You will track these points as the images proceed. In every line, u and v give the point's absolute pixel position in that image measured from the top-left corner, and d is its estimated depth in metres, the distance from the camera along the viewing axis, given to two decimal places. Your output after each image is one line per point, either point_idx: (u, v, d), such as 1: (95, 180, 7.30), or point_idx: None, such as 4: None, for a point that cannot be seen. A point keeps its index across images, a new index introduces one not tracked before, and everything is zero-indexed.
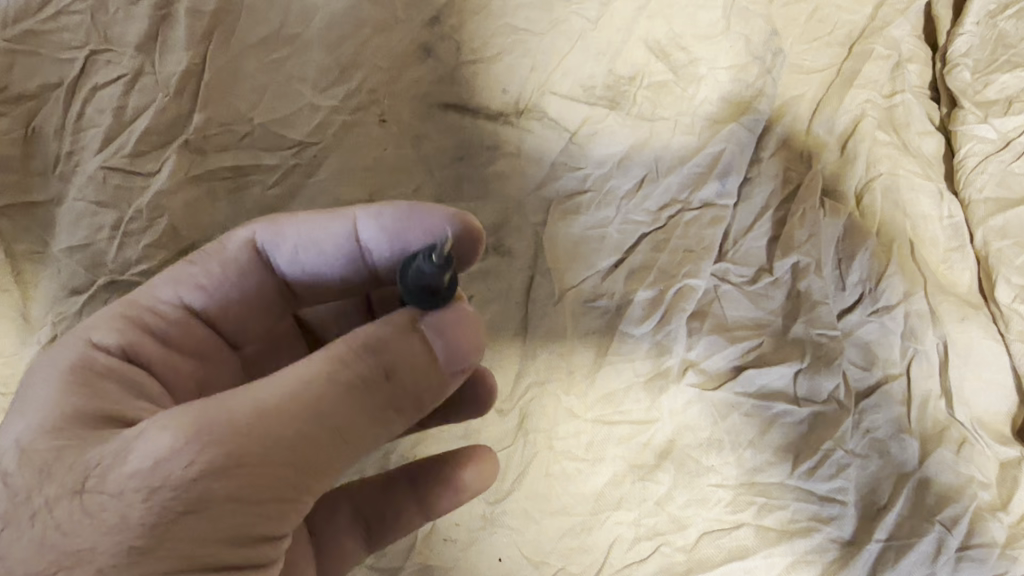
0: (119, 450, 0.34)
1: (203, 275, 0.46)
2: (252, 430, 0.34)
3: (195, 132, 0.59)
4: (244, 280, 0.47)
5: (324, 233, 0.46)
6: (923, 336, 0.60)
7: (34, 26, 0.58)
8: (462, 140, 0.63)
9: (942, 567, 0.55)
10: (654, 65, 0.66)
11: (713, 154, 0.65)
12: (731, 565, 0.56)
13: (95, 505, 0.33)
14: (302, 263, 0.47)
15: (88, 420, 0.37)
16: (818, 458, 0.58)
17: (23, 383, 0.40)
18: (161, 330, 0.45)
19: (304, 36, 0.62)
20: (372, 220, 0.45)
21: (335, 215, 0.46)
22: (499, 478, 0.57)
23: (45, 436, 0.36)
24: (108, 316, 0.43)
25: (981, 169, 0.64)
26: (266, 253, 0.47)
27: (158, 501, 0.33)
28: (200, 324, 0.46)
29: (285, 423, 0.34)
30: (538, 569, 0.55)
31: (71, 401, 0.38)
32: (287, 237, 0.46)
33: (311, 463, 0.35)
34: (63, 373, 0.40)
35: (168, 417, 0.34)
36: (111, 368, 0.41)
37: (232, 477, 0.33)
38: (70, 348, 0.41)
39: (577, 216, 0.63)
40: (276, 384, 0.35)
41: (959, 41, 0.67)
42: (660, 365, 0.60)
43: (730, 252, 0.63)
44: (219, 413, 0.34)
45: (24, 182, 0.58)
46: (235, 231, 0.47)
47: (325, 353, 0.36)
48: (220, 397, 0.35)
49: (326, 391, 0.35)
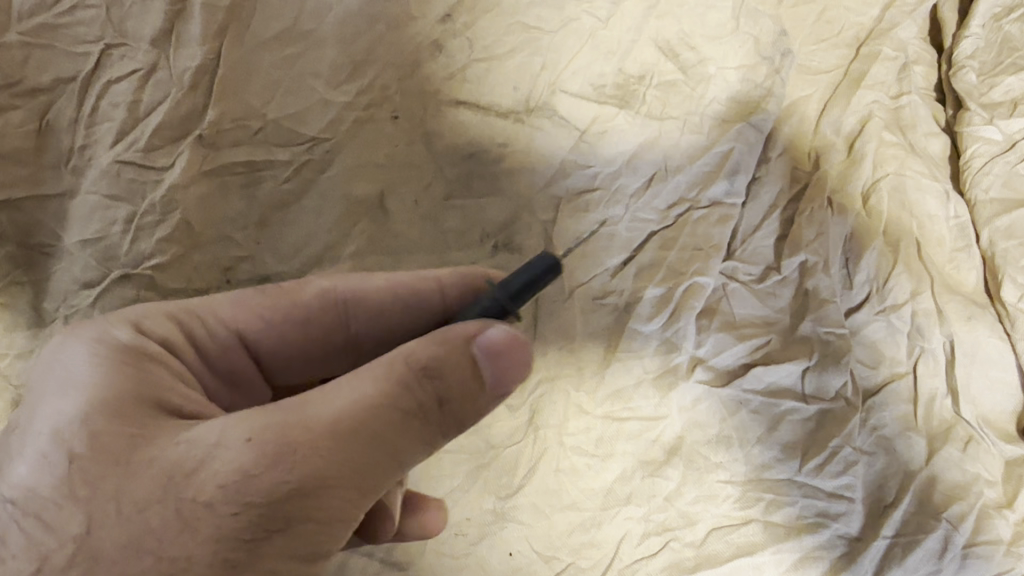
0: (202, 457, 0.36)
1: (266, 308, 0.48)
2: (331, 452, 0.36)
3: (208, 127, 0.59)
4: (312, 324, 0.49)
5: (407, 286, 0.50)
6: (930, 335, 0.61)
7: (49, 19, 0.58)
8: (472, 137, 0.64)
9: (948, 564, 0.55)
10: (663, 64, 0.66)
11: (721, 153, 0.65)
12: (739, 561, 0.56)
13: (185, 513, 0.35)
14: (380, 314, 0.50)
15: (146, 413, 0.40)
16: (827, 454, 0.58)
17: (67, 362, 0.41)
18: (197, 335, 0.47)
19: (318, 32, 0.62)
20: (454, 277, 0.51)
21: (418, 275, 0.50)
22: (510, 473, 0.58)
23: (112, 425, 0.38)
24: (157, 313, 0.46)
25: (987, 170, 0.65)
26: (342, 303, 0.49)
27: (248, 517, 0.35)
28: (240, 349, 0.48)
29: (357, 446, 0.37)
30: (549, 565, 0.56)
31: (127, 388, 0.40)
32: (360, 288, 0.50)
33: (374, 480, 0.38)
34: (113, 356, 0.42)
35: (242, 431, 0.37)
36: (159, 356, 0.43)
37: (315, 498, 0.36)
38: (120, 330, 0.43)
39: (587, 214, 0.63)
40: (346, 403, 0.37)
41: (965, 43, 0.68)
42: (669, 362, 0.60)
43: (738, 251, 0.64)
44: (301, 433, 0.36)
45: (37, 175, 0.58)
46: (312, 280, 0.49)
47: (388, 375, 0.38)
48: (295, 414, 0.37)
49: (391, 413, 0.38)
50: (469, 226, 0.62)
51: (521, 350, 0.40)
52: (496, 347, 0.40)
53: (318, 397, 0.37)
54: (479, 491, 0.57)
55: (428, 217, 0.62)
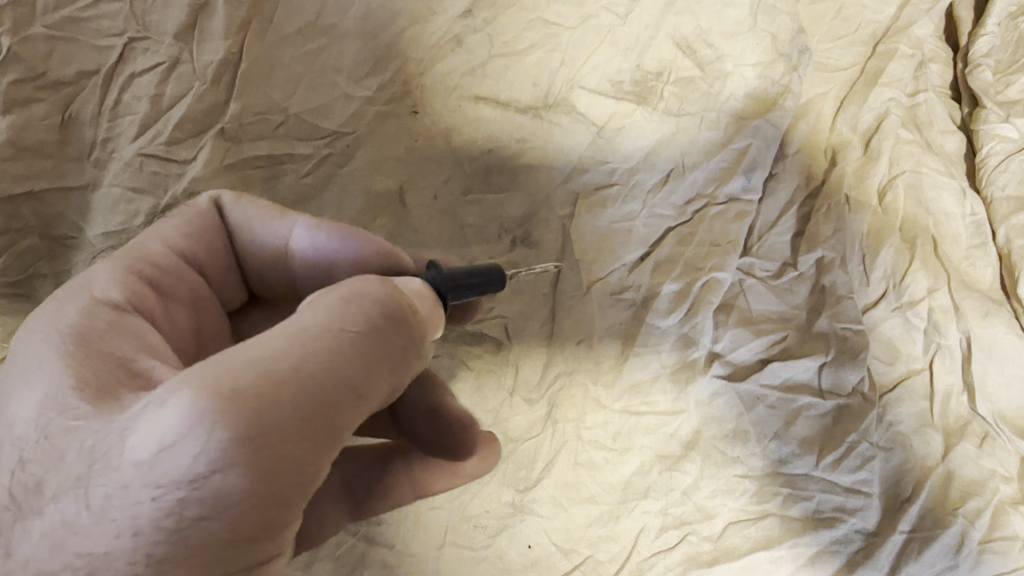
0: (122, 430, 0.33)
1: (174, 231, 0.47)
2: (262, 399, 0.32)
3: (230, 121, 0.60)
4: (210, 239, 0.48)
5: (269, 224, 0.48)
6: (947, 331, 0.61)
7: (73, 12, 0.58)
8: (490, 131, 0.64)
9: (965, 559, 0.55)
10: (681, 61, 0.67)
11: (738, 149, 0.65)
12: (757, 555, 0.56)
13: (102, 500, 0.33)
14: (251, 248, 0.49)
15: (93, 384, 0.36)
16: (843, 449, 0.58)
17: (22, 348, 0.39)
18: (157, 278, 0.45)
19: (340, 27, 0.62)
20: (309, 233, 0.48)
21: (282, 217, 0.48)
22: (528, 466, 0.58)
23: (58, 416, 0.35)
24: (110, 272, 0.42)
25: (1003, 168, 0.65)
26: (223, 219, 0.48)
27: (171, 498, 0.31)
28: (190, 269, 0.47)
29: (293, 398, 0.32)
30: (567, 557, 0.56)
31: (76, 369, 0.37)
32: (245, 211, 0.48)
33: (319, 434, 0.33)
34: (63, 337, 0.38)
35: (162, 394, 0.32)
36: (118, 321, 0.40)
37: (247, 468, 0.31)
38: (72, 304, 0.40)
39: (604, 209, 0.64)
40: (278, 343, 0.33)
41: (981, 42, 0.69)
42: (686, 357, 0.61)
43: (755, 247, 0.64)
44: (222, 387, 0.31)
45: (59, 168, 0.58)
46: (199, 195, 0.49)
47: (326, 313, 0.35)
48: (216, 366, 0.32)
49: (324, 349, 0.34)
50: (487, 221, 0.63)
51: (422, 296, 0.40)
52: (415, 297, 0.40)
53: (245, 343, 0.34)
54: (498, 484, 0.58)
55: (447, 212, 0.63)
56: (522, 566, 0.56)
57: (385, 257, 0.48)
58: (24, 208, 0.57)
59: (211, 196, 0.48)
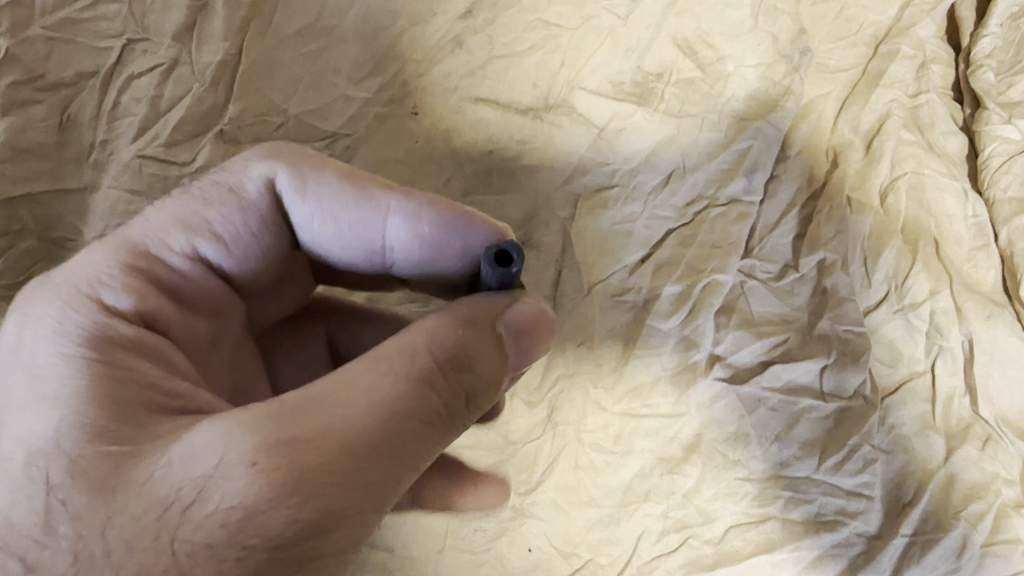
0: (204, 479, 0.32)
1: (219, 225, 0.43)
2: (353, 472, 0.33)
3: (230, 122, 0.60)
4: (261, 233, 0.44)
5: (352, 203, 0.44)
6: (949, 333, 0.60)
7: (71, 13, 0.58)
8: (490, 132, 0.64)
9: (967, 562, 0.55)
10: (682, 62, 0.66)
11: (740, 150, 0.65)
12: (758, 559, 0.56)
13: (184, 556, 0.31)
14: (331, 235, 0.45)
15: (131, 409, 0.35)
16: (846, 452, 0.58)
17: (30, 354, 0.36)
18: (175, 282, 0.42)
19: (339, 28, 0.63)
20: (405, 219, 0.44)
21: (369, 201, 0.44)
22: (528, 469, 0.58)
23: (92, 441, 0.34)
24: (115, 271, 0.40)
25: (1005, 170, 0.65)
26: (282, 203, 0.44)
27: (257, 558, 0.31)
28: (212, 276, 0.44)
29: (378, 465, 0.34)
30: (568, 561, 0.56)
31: (107, 392, 0.35)
32: (322, 198, 0.44)
33: (391, 496, 0.35)
34: (82, 353, 0.36)
35: (245, 450, 0.32)
36: (136, 337, 0.38)
37: (333, 532, 0.32)
38: (84, 313, 0.38)
39: (604, 211, 0.63)
40: (361, 400, 0.35)
41: (982, 42, 0.68)
42: (687, 359, 0.60)
43: (756, 248, 0.64)
44: (314, 453, 0.33)
45: (57, 170, 0.58)
46: (248, 170, 0.44)
47: (409, 371, 0.36)
48: (303, 425, 0.33)
49: (413, 416, 0.35)
50: None
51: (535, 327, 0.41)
52: (525, 322, 0.41)
53: (329, 397, 0.34)
54: None
55: None
56: (522, 571, 0.56)
57: (489, 232, 0.46)
58: (22, 211, 0.57)
59: (264, 176, 0.44)
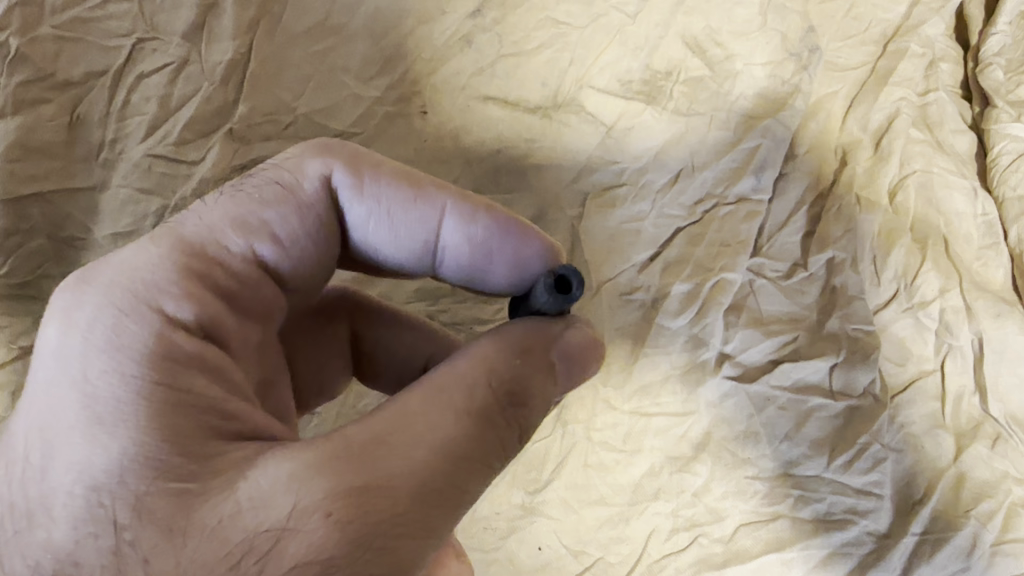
0: (277, 530, 0.31)
1: (279, 225, 0.39)
2: (419, 517, 0.33)
3: (239, 122, 0.60)
4: (319, 235, 0.40)
5: (408, 202, 0.41)
6: (958, 332, 0.60)
7: (80, 13, 0.58)
8: (498, 130, 0.64)
9: (977, 561, 0.55)
10: (691, 61, 0.66)
11: (748, 149, 0.65)
12: (767, 557, 0.56)
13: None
14: (383, 238, 0.42)
15: (193, 437, 0.33)
16: (855, 451, 0.58)
17: (83, 369, 0.33)
18: (232, 287, 0.38)
19: (348, 27, 0.63)
20: (462, 222, 0.41)
21: (425, 199, 0.41)
22: (538, 469, 0.58)
23: (159, 477, 0.32)
24: (173, 278, 0.36)
25: (1015, 168, 0.65)
26: (335, 200, 0.41)
27: None
28: (269, 285, 0.40)
29: (446, 508, 0.34)
30: (577, 559, 0.57)
31: (172, 420, 0.33)
32: (378, 196, 0.41)
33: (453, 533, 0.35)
34: (145, 376, 0.33)
35: (315, 502, 0.32)
36: (202, 353, 0.35)
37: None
38: (143, 327, 0.34)
39: (613, 210, 0.63)
40: (430, 440, 0.34)
41: (992, 40, 0.69)
42: (696, 358, 0.60)
43: (766, 247, 0.63)
44: (386, 502, 0.32)
45: (68, 168, 0.58)
46: (307, 164, 0.40)
47: (471, 407, 0.36)
48: (373, 471, 0.33)
49: (476, 455, 0.35)
50: None
51: (592, 351, 0.41)
52: (580, 348, 0.41)
53: (395, 435, 0.34)
54: (507, 486, 0.58)
55: None
56: (533, 569, 0.57)
57: (546, 247, 0.43)
58: (31, 210, 0.57)
59: (323, 170, 0.40)
